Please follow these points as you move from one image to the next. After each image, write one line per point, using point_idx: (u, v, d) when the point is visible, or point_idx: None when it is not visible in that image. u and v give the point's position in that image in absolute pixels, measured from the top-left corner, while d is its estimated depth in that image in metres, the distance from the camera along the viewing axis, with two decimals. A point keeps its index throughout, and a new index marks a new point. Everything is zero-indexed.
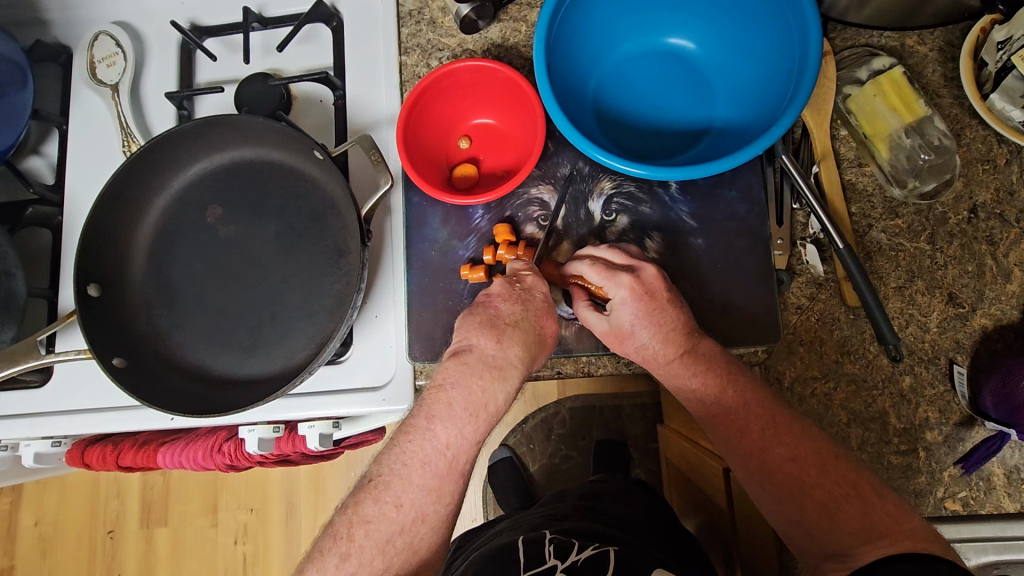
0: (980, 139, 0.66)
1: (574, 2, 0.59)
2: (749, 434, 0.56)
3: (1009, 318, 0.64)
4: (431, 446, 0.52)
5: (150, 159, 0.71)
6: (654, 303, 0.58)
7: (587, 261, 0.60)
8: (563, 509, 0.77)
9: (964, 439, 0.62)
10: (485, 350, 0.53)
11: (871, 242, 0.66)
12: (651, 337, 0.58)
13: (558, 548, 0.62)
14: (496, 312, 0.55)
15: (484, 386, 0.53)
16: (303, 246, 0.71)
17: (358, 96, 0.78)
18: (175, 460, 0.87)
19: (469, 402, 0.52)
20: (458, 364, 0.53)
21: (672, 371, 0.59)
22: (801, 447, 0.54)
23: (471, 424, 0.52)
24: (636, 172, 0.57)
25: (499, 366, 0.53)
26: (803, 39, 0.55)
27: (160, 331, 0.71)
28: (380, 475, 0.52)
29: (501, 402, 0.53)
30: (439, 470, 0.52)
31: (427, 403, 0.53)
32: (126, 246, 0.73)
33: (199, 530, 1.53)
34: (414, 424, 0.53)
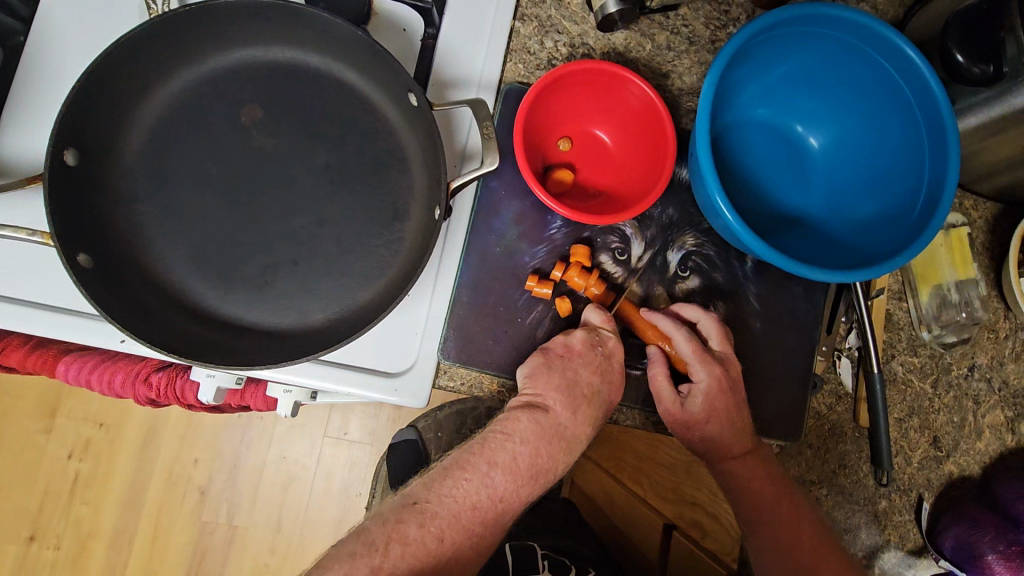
0: (993, 309, 0.74)
1: (770, 35, 0.57)
2: (800, 541, 0.59)
3: (971, 471, 0.72)
4: (487, 492, 0.58)
5: (195, 22, 0.56)
6: (732, 401, 0.61)
7: (686, 331, 0.61)
8: (528, 520, 0.86)
9: (910, 566, 0.71)
10: (559, 417, 0.61)
11: (889, 372, 0.71)
12: (718, 430, 0.62)
13: (551, 565, 0.72)
14: (576, 379, 0.60)
15: (549, 451, 0.61)
16: (352, 190, 0.60)
17: (452, 42, 0.67)
18: (79, 377, 0.71)
19: (531, 463, 0.60)
20: (530, 421, 0.60)
21: (733, 462, 0.62)
22: (844, 573, 0.58)
23: (527, 484, 0.60)
24: (729, 220, 0.55)
25: (565, 437, 0.62)
26: (932, 207, 0.56)
27: (144, 233, 0.57)
28: (428, 502, 0.56)
29: (556, 470, 0.62)
30: (486, 517, 0.58)
31: (490, 448, 0.59)
32: (123, 115, 0.58)
33: (24, 432, 1.21)
34: (474, 464, 0.58)
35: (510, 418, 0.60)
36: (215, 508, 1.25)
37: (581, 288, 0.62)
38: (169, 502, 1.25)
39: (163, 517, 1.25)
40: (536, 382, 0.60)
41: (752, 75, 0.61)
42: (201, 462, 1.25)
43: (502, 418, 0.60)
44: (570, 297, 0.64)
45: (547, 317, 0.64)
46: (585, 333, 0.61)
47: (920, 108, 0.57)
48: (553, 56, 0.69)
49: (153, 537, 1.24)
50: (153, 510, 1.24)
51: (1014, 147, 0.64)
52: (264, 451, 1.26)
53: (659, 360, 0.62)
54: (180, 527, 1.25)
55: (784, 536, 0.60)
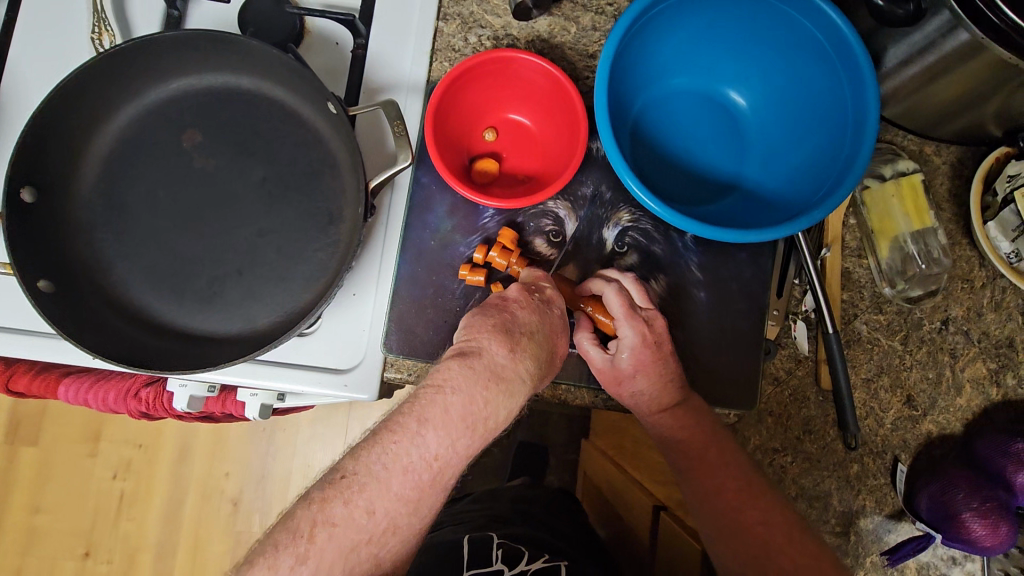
0: (965, 258, 0.70)
1: (668, 5, 0.57)
2: (724, 493, 0.59)
3: (951, 429, 0.68)
4: (418, 453, 0.49)
5: (131, 61, 0.61)
6: (657, 354, 0.60)
7: (615, 286, 0.60)
8: (500, 511, 0.85)
9: (890, 532, 0.67)
10: (495, 357, 0.53)
11: (853, 331, 0.68)
12: (647, 385, 0.61)
13: (506, 554, 0.72)
14: (511, 317, 0.56)
15: (486, 397, 0.51)
16: (289, 200, 0.63)
17: (380, 51, 0.69)
18: (79, 397, 0.76)
19: (467, 414, 0.50)
20: (461, 367, 0.52)
21: (661, 420, 0.62)
22: (772, 514, 0.57)
23: (466, 437, 0.51)
24: (646, 200, 0.55)
25: (504, 378, 0.52)
26: (854, 153, 0.55)
27: (104, 259, 0.63)
28: (355, 474, 0.49)
29: (500, 417, 0.52)
30: (422, 480, 0.49)
31: (419, 405, 0.51)
32: (79, 152, 0.64)
33: (72, 456, 1.32)
34: (403, 424, 0.50)
35: (441, 368, 0.52)
36: (247, 518, 1.32)
37: (505, 269, 0.64)
38: (205, 515, 1.32)
39: (199, 528, 1.32)
40: (471, 329, 0.55)
41: (664, 44, 0.62)
42: (232, 474, 1.32)
43: (431, 370, 0.52)
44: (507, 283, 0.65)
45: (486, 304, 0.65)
46: (522, 284, 0.60)
47: (835, 54, 0.56)
48: (478, 50, 0.71)
49: (193, 547, 1.32)
50: (190, 521, 1.32)
51: (954, 90, 0.61)
52: (287, 460, 1.32)
53: (585, 325, 0.61)
54: (216, 537, 1.32)
55: (708, 484, 0.60)
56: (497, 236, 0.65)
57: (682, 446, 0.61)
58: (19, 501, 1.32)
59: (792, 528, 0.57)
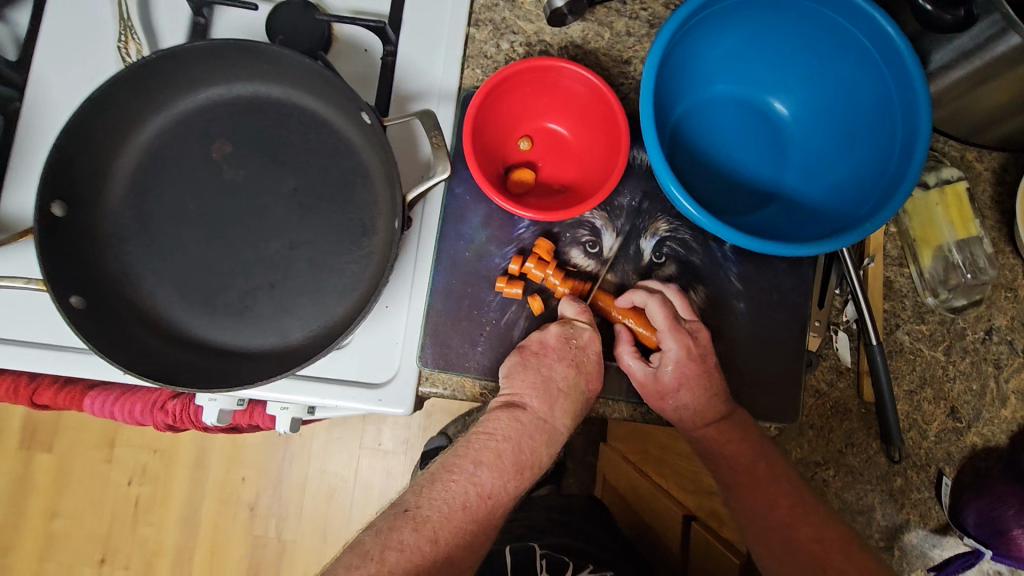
0: (1009, 266, 0.68)
1: (712, 12, 0.56)
2: (777, 509, 0.58)
3: (996, 442, 0.67)
4: (475, 491, 0.57)
5: (159, 72, 0.60)
6: (702, 367, 0.59)
7: (659, 298, 0.59)
8: (538, 520, 0.84)
9: (936, 547, 0.66)
10: (538, 411, 0.60)
11: (895, 342, 0.67)
12: (692, 399, 0.60)
13: (551, 564, 0.70)
14: (550, 374, 0.59)
15: (531, 446, 0.60)
16: (322, 212, 0.62)
17: (411, 58, 0.68)
18: (104, 409, 0.75)
19: (516, 460, 0.59)
20: (508, 418, 0.59)
21: (706, 435, 0.61)
22: (826, 530, 0.56)
23: (514, 479, 0.59)
24: (691, 212, 0.54)
25: (547, 428, 0.61)
26: (905, 163, 0.54)
27: (134, 272, 0.61)
28: (419, 508, 0.55)
29: (542, 462, 0.61)
30: (478, 515, 0.56)
31: (473, 449, 0.59)
32: (108, 163, 0.62)
33: (89, 463, 1.31)
34: (460, 466, 0.58)
35: (490, 419, 0.60)
36: (264, 522, 1.31)
37: (541, 281, 0.63)
38: (223, 520, 1.31)
39: (217, 535, 1.31)
40: (512, 381, 0.59)
41: (706, 51, 0.60)
42: (249, 480, 1.31)
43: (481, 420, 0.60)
44: (544, 295, 0.64)
45: (522, 316, 0.64)
46: (559, 327, 0.60)
47: (884, 61, 0.55)
48: (510, 56, 0.69)
49: (211, 550, 1.31)
50: (207, 528, 1.31)
51: (1003, 95, 0.59)
52: (305, 467, 1.31)
53: (625, 338, 0.61)
54: (234, 542, 1.31)
55: (756, 500, 0.59)
56: (533, 247, 0.64)
57: (729, 462, 0.60)
58: (36, 508, 1.31)
59: (848, 544, 0.56)
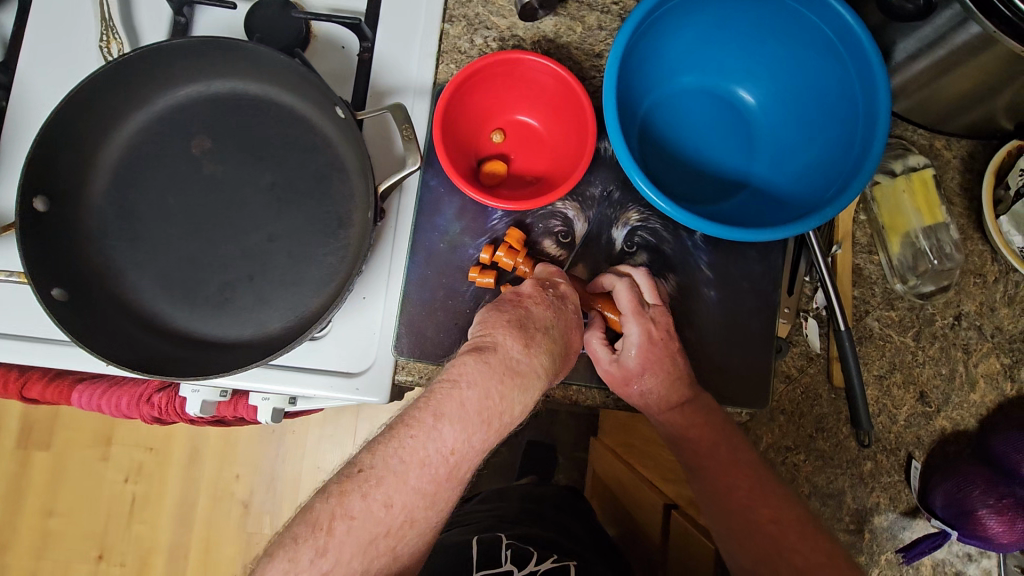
0: (977, 252, 0.69)
1: (676, 4, 0.57)
2: (737, 491, 0.59)
3: (965, 425, 0.68)
4: (435, 447, 0.50)
5: (140, 69, 0.62)
6: (664, 351, 0.61)
7: (625, 283, 0.61)
8: (509, 510, 0.85)
9: (905, 529, 0.67)
10: (510, 352, 0.53)
11: (864, 328, 0.68)
12: (656, 383, 0.61)
13: (515, 555, 0.72)
14: (527, 313, 0.56)
15: (501, 392, 0.52)
16: (299, 205, 0.64)
17: (387, 54, 0.69)
18: (92, 402, 0.77)
19: (483, 408, 0.51)
20: (477, 362, 0.52)
21: (669, 418, 0.62)
22: (783, 511, 0.57)
23: (482, 432, 0.51)
24: (655, 200, 0.55)
25: (520, 372, 0.52)
26: (865, 150, 0.55)
27: (116, 266, 0.63)
28: (372, 468, 0.50)
29: (516, 413, 0.53)
30: (438, 475, 0.51)
31: (436, 399, 0.51)
32: (90, 160, 0.64)
33: (85, 461, 1.33)
34: (420, 419, 0.51)
35: (457, 364, 0.53)
36: (258, 520, 1.33)
37: (512, 268, 0.64)
38: (217, 515, 1.33)
39: (211, 530, 1.33)
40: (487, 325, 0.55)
41: (673, 43, 0.62)
42: (243, 477, 1.33)
43: (447, 365, 0.53)
44: (517, 284, 0.65)
45: None
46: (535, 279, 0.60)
47: (845, 50, 0.56)
48: (484, 51, 0.71)
49: (205, 548, 1.33)
50: (201, 524, 1.33)
51: (966, 84, 0.60)
52: (298, 462, 1.33)
53: (597, 324, 0.62)
54: (228, 538, 1.33)
55: (721, 484, 0.60)
56: (504, 236, 0.65)
57: (692, 446, 0.61)
58: (33, 506, 1.33)
59: (804, 526, 0.57)
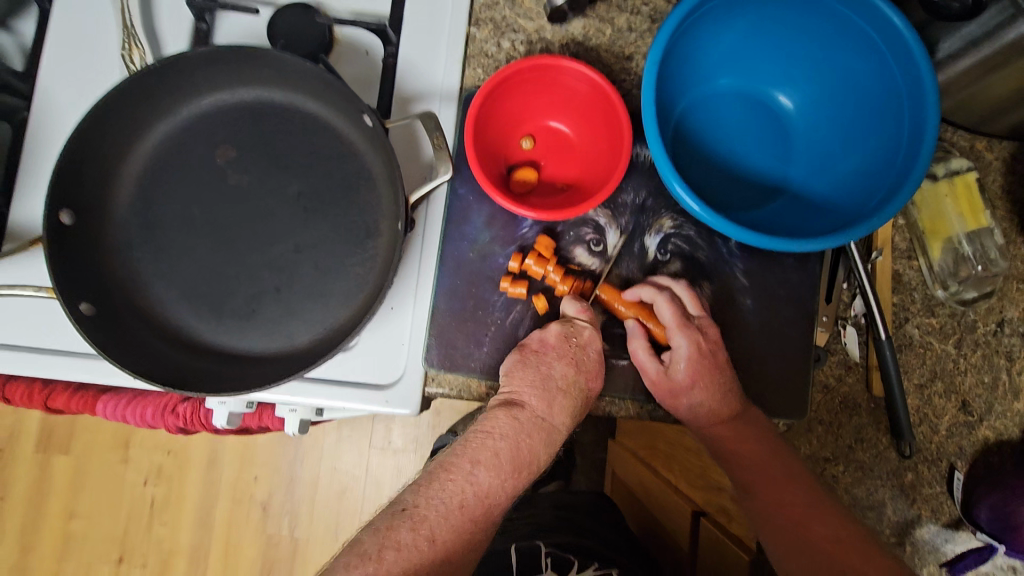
0: (1021, 257, 0.67)
1: (714, 6, 0.55)
2: (786, 508, 0.58)
3: (1009, 435, 0.66)
4: (473, 490, 0.56)
5: (165, 78, 0.61)
6: (713, 363, 0.59)
7: (668, 295, 0.60)
8: (545, 520, 0.84)
9: (948, 541, 0.65)
10: (536, 410, 0.59)
11: (904, 336, 0.66)
12: (705, 396, 0.59)
13: (556, 563, 0.72)
14: (550, 371, 0.59)
15: (529, 445, 0.58)
16: (326, 214, 0.62)
17: (412, 59, 0.68)
18: (116, 413, 0.76)
19: (514, 459, 0.58)
20: (508, 416, 0.58)
21: (718, 431, 0.61)
22: (845, 530, 0.56)
23: (511, 479, 0.58)
24: (695, 209, 0.53)
25: (544, 428, 0.60)
26: (912, 156, 0.53)
27: (142, 277, 0.62)
28: (416, 507, 0.54)
29: (539, 462, 0.60)
30: (475, 514, 0.55)
31: (472, 447, 0.58)
32: (114, 170, 0.63)
33: (105, 465, 1.33)
34: (458, 464, 0.57)
35: (489, 417, 0.59)
36: (278, 523, 1.32)
37: (541, 277, 0.63)
38: (237, 519, 1.33)
39: (231, 534, 1.33)
40: (512, 378, 0.59)
41: (709, 46, 0.60)
42: (261, 479, 1.33)
43: (480, 418, 0.59)
44: (548, 294, 0.64)
45: (527, 316, 0.64)
46: (559, 325, 0.60)
47: (891, 51, 0.54)
48: (511, 55, 0.69)
49: (225, 552, 1.33)
50: (221, 528, 1.33)
51: (1014, 83, 0.58)
52: (317, 466, 1.32)
53: (640, 334, 0.60)
54: (248, 541, 1.33)
55: (776, 503, 0.58)
56: (534, 244, 0.64)
57: (731, 456, 0.60)
58: (54, 509, 1.33)
59: (867, 546, 0.55)
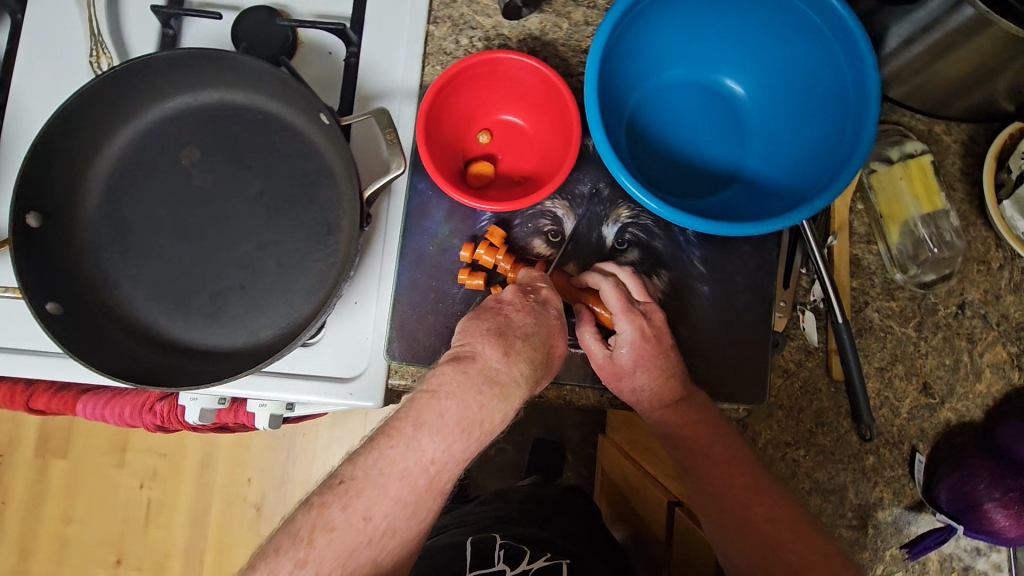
0: (981, 239, 0.68)
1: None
2: (731, 488, 0.58)
3: (971, 417, 0.66)
4: (415, 458, 0.50)
5: (129, 83, 0.62)
6: (657, 348, 0.60)
7: (612, 281, 0.60)
8: (504, 512, 0.85)
9: (911, 523, 0.66)
10: (490, 361, 0.53)
11: (865, 320, 0.66)
12: (648, 381, 0.60)
13: (508, 554, 0.72)
14: (507, 319, 0.56)
15: (481, 402, 0.51)
16: (287, 212, 0.64)
17: (372, 58, 0.69)
18: (97, 412, 0.78)
19: (462, 419, 0.51)
20: (456, 372, 0.52)
21: (663, 416, 0.61)
22: (779, 509, 0.56)
23: (461, 441, 0.51)
24: (642, 196, 0.54)
25: (499, 382, 0.52)
26: (856, 139, 0.54)
27: (111, 278, 0.64)
28: (352, 479, 0.51)
29: (496, 421, 0.52)
30: (418, 485, 0.51)
31: (416, 409, 0.52)
32: (83, 174, 0.65)
33: (101, 467, 1.35)
34: (399, 429, 0.51)
35: (437, 373, 0.53)
36: (270, 522, 1.34)
37: (493, 266, 0.64)
38: (230, 519, 1.34)
39: (224, 534, 1.34)
40: (466, 333, 0.55)
41: (658, 37, 0.61)
42: (254, 480, 1.34)
43: (426, 375, 0.53)
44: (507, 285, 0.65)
45: None
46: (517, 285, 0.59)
47: (833, 36, 0.55)
48: (470, 52, 0.70)
49: (219, 552, 1.34)
50: (215, 528, 1.34)
51: (963, 66, 0.58)
52: (308, 465, 1.34)
53: (587, 319, 0.61)
54: (241, 541, 1.34)
55: (715, 483, 0.59)
56: (485, 234, 0.65)
57: (687, 442, 0.60)
58: (53, 512, 1.35)
59: (799, 524, 0.56)
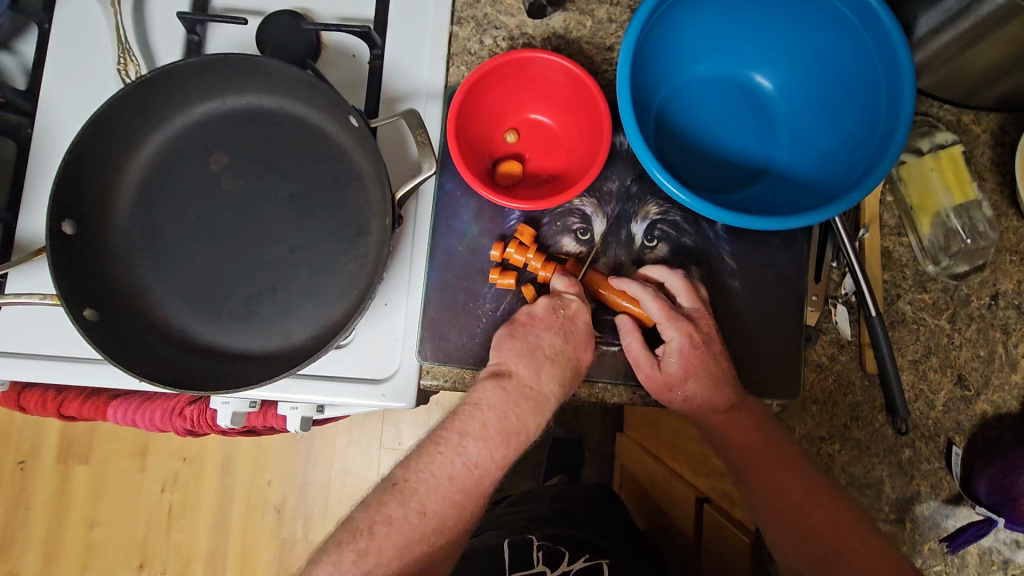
0: (1013, 229, 0.67)
1: None
2: (779, 485, 0.58)
3: (1008, 408, 0.66)
4: (461, 461, 0.57)
5: (158, 89, 0.63)
6: (705, 354, 0.60)
7: (649, 290, 0.60)
8: (541, 511, 0.85)
9: (948, 517, 0.65)
10: (524, 378, 0.59)
11: (897, 312, 0.66)
12: (696, 382, 0.60)
13: (547, 555, 0.71)
14: (537, 340, 0.60)
15: (517, 412, 0.59)
16: (318, 214, 0.64)
17: (397, 60, 0.69)
18: (127, 417, 0.78)
19: (502, 427, 0.59)
20: (496, 387, 0.59)
21: (714, 422, 0.61)
22: (836, 513, 0.56)
23: (501, 448, 0.59)
24: (675, 192, 0.54)
25: (533, 397, 0.60)
26: (891, 131, 0.53)
27: (143, 284, 0.64)
28: (406, 481, 0.57)
29: (530, 430, 0.60)
30: (465, 486, 0.57)
31: (460, 419, 0.59)
32: (112, 181, 0.65)
33: (123, 473, 1.36)
34: (446, 437, 0.58)
35: (477, 388, 0.60)
36: (293, 525, 1.35)
37: (523, 265, 0.64)
38: (252, 522, 1.35)
39: (247, 538, 1.35)
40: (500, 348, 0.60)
41: (687, 32, 0.61)
42: (275, 484, 1.35)
43: (469, 389, 0.60)
44: (537, 283, 0.65)
45: (517, 306, 0.65)
46: (546, 299, 0.61)
47: (865, 27, 0.54)
48: (494, 51, 0.70)
49: (242, 555, 1.35)
50: (238, 531, 1.35)
51: (995, 55, 0.57)
52: (329, 467, 1.34)
53: (627, 322, 0.61)
54: (264, 544, 1.35)
55: (769, 486, 0.58)
56: (514, 233, 0.65)
57: (725, 439, 0.61)
58: (77, 518, 1.36)
59: (860, 526, 0.56)
